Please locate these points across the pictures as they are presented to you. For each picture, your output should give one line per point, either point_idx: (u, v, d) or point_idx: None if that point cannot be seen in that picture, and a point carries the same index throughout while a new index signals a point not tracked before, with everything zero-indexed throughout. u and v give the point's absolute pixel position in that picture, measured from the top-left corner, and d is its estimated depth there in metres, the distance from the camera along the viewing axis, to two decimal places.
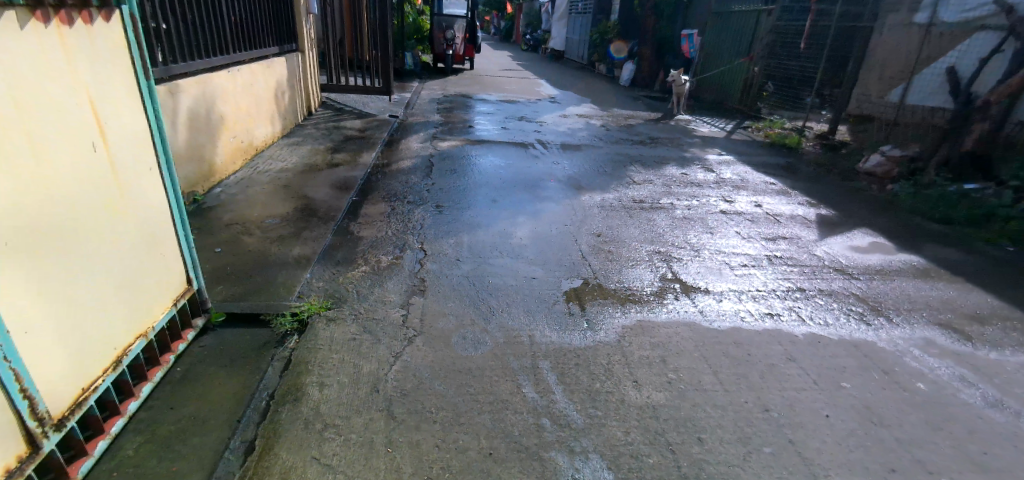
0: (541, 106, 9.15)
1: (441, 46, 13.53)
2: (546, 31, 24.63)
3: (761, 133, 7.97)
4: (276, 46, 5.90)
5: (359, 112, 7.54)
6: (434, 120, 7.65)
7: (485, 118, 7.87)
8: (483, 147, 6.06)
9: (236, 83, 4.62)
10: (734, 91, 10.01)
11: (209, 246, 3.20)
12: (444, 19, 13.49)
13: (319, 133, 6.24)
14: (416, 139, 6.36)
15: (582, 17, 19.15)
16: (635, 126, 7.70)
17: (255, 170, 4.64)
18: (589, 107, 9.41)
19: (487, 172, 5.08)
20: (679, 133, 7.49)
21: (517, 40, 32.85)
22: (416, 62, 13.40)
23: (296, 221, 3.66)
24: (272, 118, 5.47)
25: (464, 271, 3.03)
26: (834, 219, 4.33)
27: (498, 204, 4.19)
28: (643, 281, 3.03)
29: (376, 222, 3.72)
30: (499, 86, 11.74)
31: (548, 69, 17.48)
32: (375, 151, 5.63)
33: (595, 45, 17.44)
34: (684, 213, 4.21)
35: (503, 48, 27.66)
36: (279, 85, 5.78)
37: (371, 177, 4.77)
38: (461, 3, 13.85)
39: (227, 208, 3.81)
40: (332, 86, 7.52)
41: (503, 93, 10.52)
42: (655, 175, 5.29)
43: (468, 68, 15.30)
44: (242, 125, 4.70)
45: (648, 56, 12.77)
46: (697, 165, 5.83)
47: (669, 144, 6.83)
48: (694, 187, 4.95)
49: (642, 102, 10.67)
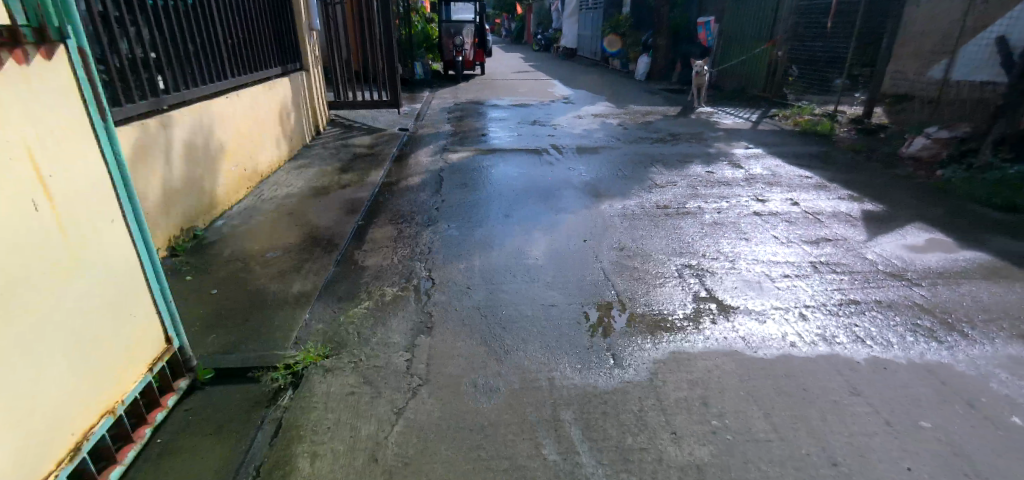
0: (555, 108, 8.86)
1: (451, 53, 13.35)
2: (558, 30, 24.29)
3: (790, 121, 7.52)
4: (279, 67, 5.77)
5: (368, 127, 7.38)
6: (445, 130, 7.43)
7: (497, 125, 7.62)
8: (496, 157, 5.80)
9: (236, 109, 4.47)
10: (757, 78, 9.54)
11: (206, 286, 3.03)
12: (453, 25, 13.31)
13: (327, 152, 6.08)
14: (426, 152, 6.14)
15: (593, 13, 18.77)
16: (655, 123, 7.34)
17: (259, 197, 4.48)
18: (605, 105, 9.08)
19: (500, 184, 4.82)
20: (702, 127, 7.10)
21: (528, 41, 32.56)
22: (426, 71, 13.25)
23: (299, 252, 3.46)
24: (277, 140, 5.32)
25: (475, 300, 2.78)
26: (882, 214, 3.93)
27: (512, 218, 3.92)
28: (674, 301, 2.73)
29: (382, 248, 3.49)
30: (512, 89, 11.48)
31: (562, 68, 17.16)
32: (384, 168, 5.43)
33: (608, 41, 17.05)
34: (714, 218, 3.87)
35: (515, 50, 27.40)
36: (284, 106, 5.64)
37: (378, 197, 4.56)
38: (468, 8, 13.65)
39: (228, 241, 3.65)
40: (339, 102, 7.37)
41: (515, 97, 10.27)
42: (679, 175, 4.95)
43: (479, 73, 15.09)
44: (244, 152, 4.54)
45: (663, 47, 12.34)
46: (724, 161, 5.46)
47: (692, 139, 6.47)
48: (723, 187, 4.60)
49: (660, 96, 10.28)
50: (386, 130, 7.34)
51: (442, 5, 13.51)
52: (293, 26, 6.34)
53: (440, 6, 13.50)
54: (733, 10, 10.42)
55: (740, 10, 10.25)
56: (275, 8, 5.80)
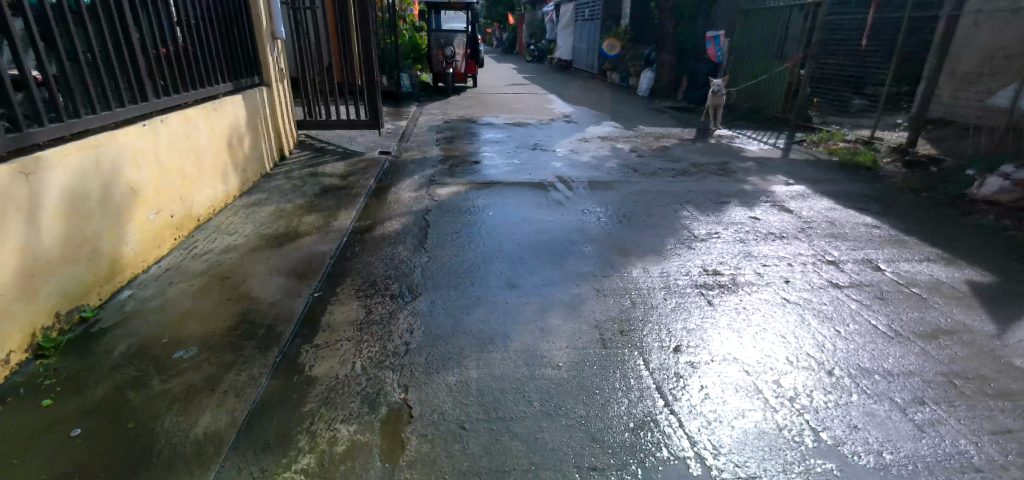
0: (556, 129, 7.99)
1: (441, 64, 12.46)
2: (552, 41, 23.59)
3: (822, 148, 6.73)
4: (230, 82, 4.79)
5: (343, 150, 6.41)
6: (432, 154, 6.49)
7: (493, 148, 6.69)
8: (492, 192, 4.86)
9: (161, 139, 3.49)
10: (775, 98, 8.87)
11: (70, 419, 2.07)
12: (444, 35, 12.41)
13: (288, 183, 5.10)
14: (409, 185, 5.17)
15: (590, 24, 18.07)
16: (672, 150, 6.49)
17: (189, 253, 3.49)
18: (611, 126, 8.22)
19: (499, 232, 3.88)
20: (726, 155, 6.25)
21: (520, 52, 31.83)
22: (414, 83, 12.30)
23: (222, 349, 2.48)
24: (223, 173, 4.34)
25: (472, 456, 1.81)
26: (995, 287, 3.03)
27: (520, 289, 2.98)
28: (773, 460, 1.79)
29: (342, 342, 2.52)
30: (507, 105, 10.60)
31: (558, 81, 16.38)
32: (357, 207, 4.46)
33: (607, 53, 16.32)
34: (782, 292, 2.94)
35: (507, 61, 26.60)
36: (235, 129, 4.66)
37: (344, 252, 3.58)
38: (461, 17, 12.67)
39: (127, 329, 2.68)
40: (308, 121, 6.43)
41: (511, 114, 9.37)
42: (718, 223, 4.03)
43: (471, 86, 14.21)
44: (171, 192, 3.56)
45: (668, 63, 11.51)
46: (765, 202, 4.56)
47: (719, 172, 5.60)
48: (778, 240, 3.68)
49: (668, 116, 9.46)
50: (364, 154, 6.37)
51: (432, 14, 12.49)
52: (252, 34, 5.39)
53: (430, 14, 12.47)
54: (746, 27, 9.78)
55: (755, 24, 9.56)
56: (226, 12, 4.84)
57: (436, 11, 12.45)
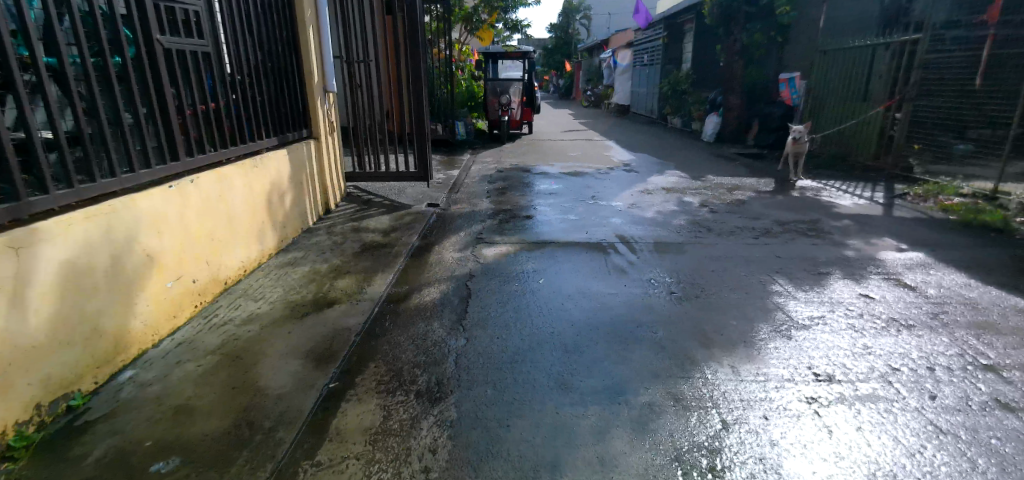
0: (615, 179, 7.47)
1: (496, 112, 12.31)
2: (609, 87, 23.39)
3: (931, 204, 5.86)
4: (274, 137, 4.60)
5: (389, 202, 6.15)
6: (482, 207, 6.11)
7: (547, 201, 6.23)
8: (545, 253, 4.37)
9: (192, 202, 3.25)
10: (864, 144, 8.08)
11: None
12: (500, 82, 12.32)
13: (328, 239, 4.82)
14: (454, 243, 4.76)
15: (649, 69, 17.72)
16: (749, 205, 5.79)
17: (208, 322, 3.13)
18: (675, 176, 7.61)
19: (551, 307, 3.35)
20: (813, 212, 5.49)
21: (577, 97, 31.94)
22: (468, 131, 12.24)
23: (210, 461, 2.04)
24: (260, 232, 4.09)
25: None
26: None
27: (574, 396, 2.42)
28: None
29: (351, 464, 2.02)
30: (562, 153, 10.23)
31: (615, 127, 15.97)
32: (395, 271, 4.08)
33: (667, 98, 15.83)
34: (926, 428, 2.24)
35: (564, 105, 26.61)
36: (276, 185, 4.43)
37: (373, 328, 3.16)
38: (517, 65, 12.80)
39: (114, 423, 2.27)
40: (356, 174, 6.21)
41: (567, 162, 8.96)
42: (819, 302, 3.45)
43: (526, 132, 14.03)
44: (196, 258, 3.26)
45: (738, 105, 10.86)
46: (875, 280, 3.80)
47: (809, 232, 4.84)
48: (899, 334, 3.04)
49: (739, 164, 8.73)
50: (410, 207, 6.08)
51: (489, 62, 12.77)
52: (301, 88, 5.24)
53: (487, 63, 12.75)
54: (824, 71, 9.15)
55: (836, 65, 8.88)
56: (274, 67, 4.68)
57: (493, 60, 12.71)
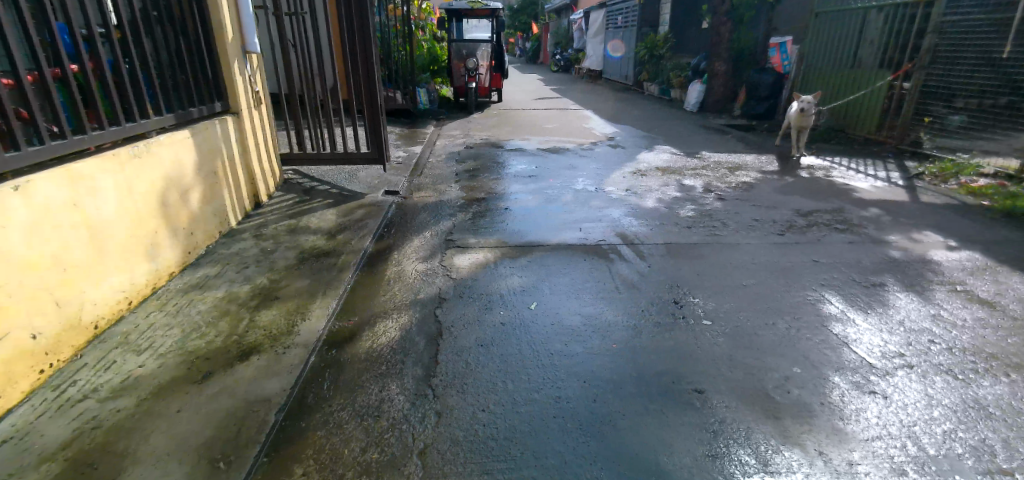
0: (602, 157, 6.65)
1: (463, 78, 11.21)
2: (579, 51, 22.30)
3: (955, 185, 5.21)
4: (171, 115, 3.53)
5: (336, 191, 5.12)
6: (452, 194, 5.17)
7: (526, 186, 5.33)
8: (532, 262, 3.49)
9: (8, 223, 2.23)
10: (863, 117, 7.59)
11: None
12: (466, 44, 11.23)
13: (254, 246, 3.81)
14: (417, 248, 3.82)
15: (624, 32, 16.77)
16: (759, 191, 5.09)
17: (58, 396, 2.26)
18: (667, 154, 6.83)
19: (551, 347, 2.50)
20: (833, 199, 4.83)
21: (545, 63, 30.71)
22: (432, 99, 11.11)
23: None
24: (151, 247, 3.12)
25: None
26: None
27: None
28: None
29: None
30: (538, 125, 9.30)
31: (590, 94, 15.06)
32: (341, 294, 3.15)
33: (644, 62, 15.03)
34: None
35: (532, 72, 25.40)
36: (174, 181, 3.40)
37: (303, 394, 2.26)
38: (485, 25, 11.43)
39: None
40: (295, 157, 5.11)
41: (545, 137, 8.06)
42: (890, 328, 2.63)
43: (496, 100, 12.96)
44: (34, 304, 2.32)
45: (722, 73, 10.22)
46: (941, 288, 3.08)
47: (838, 224, 4.12)
48: (1010, 379, 2.25)
49: (730, 138, 8.03)
50: (364, 196, 5.07)
51: (453, 22, 11.34)
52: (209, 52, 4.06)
53: (451, 23, 11.33)
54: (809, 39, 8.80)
55: (831, 28, 8.29)
56: (161, 21, 3.51)
57: (458, 19, 11.27)
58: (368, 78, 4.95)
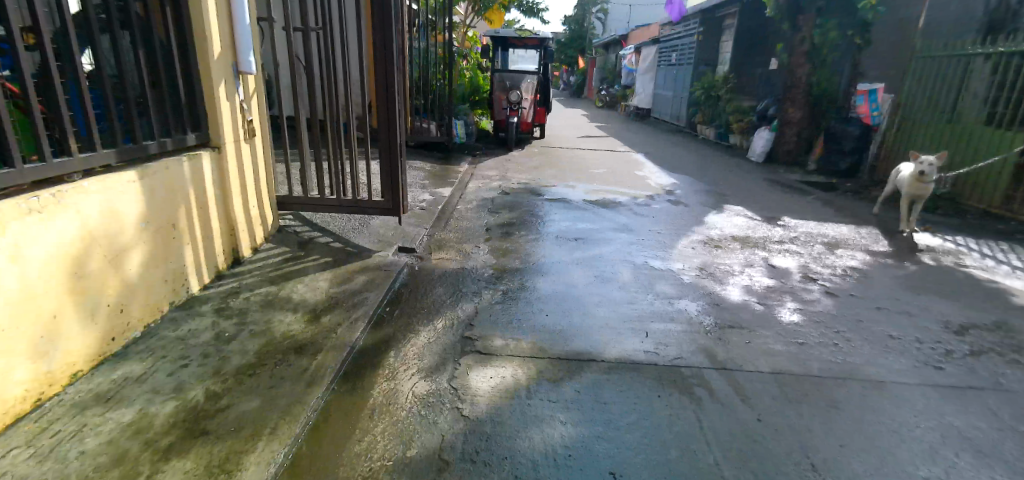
0: (663, 218, 5.59)
1: (504, 111, 10.31)
2: (627, 87, 21.48)
3: None
4: (112, 151, 2.57)
5: (339, 246, 4.19)
6: (483, 258, 4.21)
7: (574, 254, 4.30)
8: (584, 394, 2.42)
9: None
10: (985, 187, 6.47)
11: None
12: (510, 76, 10.48)
13: (209, 330, 2.81)
14: (423, 350, 2.78)
15: (679, 70, 15.87)
16: (879, 287, 3.97)
17: None
18: (742, 218, 5.74)
19: None
20: (985, 306, 3.69)
21: (589, 97, 30.03)
22: (468, 132, 10.29)
23: None
24: (41, 341, 2.13)
25: None
26: None
27: None
28: None
29: None
30: (584, 169, 8.34)
31: (638, 134, 14.08)
32: (303, 427, 2.15)
33: (701, 104, 14.04)
34: None
35: (576, 105, 24.67)
36: (97, 240, 2.40)
37: None
38: (531, 55, 10.84)
39: None
40: (291, 201, 4.20)
41: (593, 185, 7.07)
42: None
43: (538, 135, 12.09)
44: None
45: (797, 120, 9.33)
46: None
47: (1017, 357, 3.01)
48: None
49: (812, 200, 6.87)
50: (373, 254, 4.14)
51: (499, 51, 10.85)
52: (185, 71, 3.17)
53: (496, 51, 10.84)
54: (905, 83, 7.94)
55: (935, 75, 7.29)
56: (110, 25, 2.58)
57: (503, 48, 10.81)
58: (387, 111, 4.00)
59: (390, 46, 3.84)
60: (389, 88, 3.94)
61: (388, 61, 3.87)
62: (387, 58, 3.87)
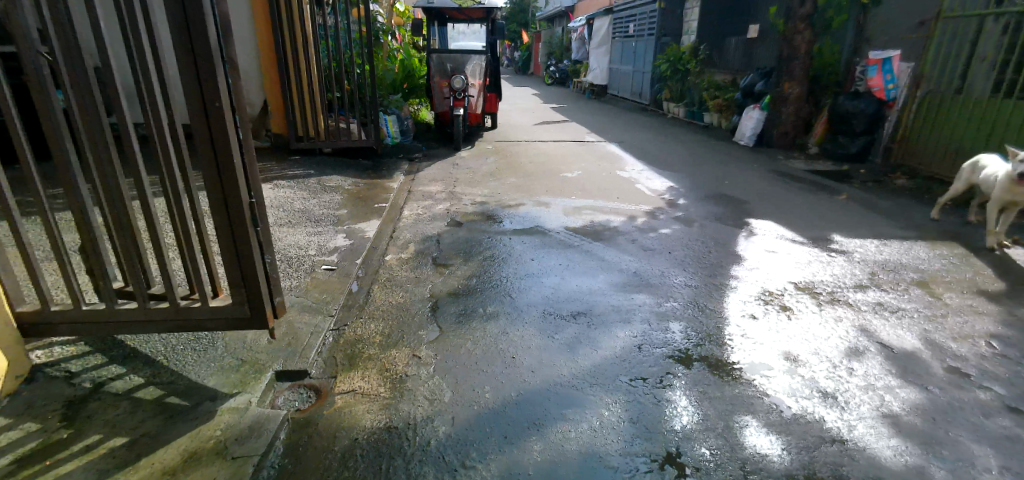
0: (683, 258, 3.99)
1: (447, 101, 8.40)
2: (579, 63, 19.77)
3: None
4: None
5: (147, 401, 2.31)
6: (433, 387, 2.46)
7: (587, 357, 2.66)
8: None
9: None
10: None
11: None
12: (451, 57, 8.63)
13: None
14: None
15: (638, 42, 14.29)
16: None
17: None
18: (782, 245, 4.25)
19: None
20: None
21: (535, 74, 28.12)
22: (405, 129, 8.33)
23: None
24: None
25: None
26: None
27: None
28: None
29: None
30: (554, 174, 6.65)
31: (601, 116, 12.49)
32: None
33: (667, 80, 12.57)
34: None
35: (525, 83, 22.77)
36: None
37: None
38: (476, 30, 8.90)
39: None
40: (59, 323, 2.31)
41: (572, 201, 5.40)
42: None
43: (489, 126, 10.26)
44: None
45: (796, 97, 8.10)
46: None
47: None
48: None
49: (846, 205, 5.46)
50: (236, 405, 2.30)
51: (435, 25, 8.84)
52: None
53: (432, 26, 8.83)
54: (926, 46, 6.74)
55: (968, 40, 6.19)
56: None
57: (440, 22, 8.82)
58: (210, 131, 2.09)
59: (193, 1, 1.91)
60: (210, 86, 2.03)
61: (194, 32, 1.95)
62: (194, 26, 1.94)
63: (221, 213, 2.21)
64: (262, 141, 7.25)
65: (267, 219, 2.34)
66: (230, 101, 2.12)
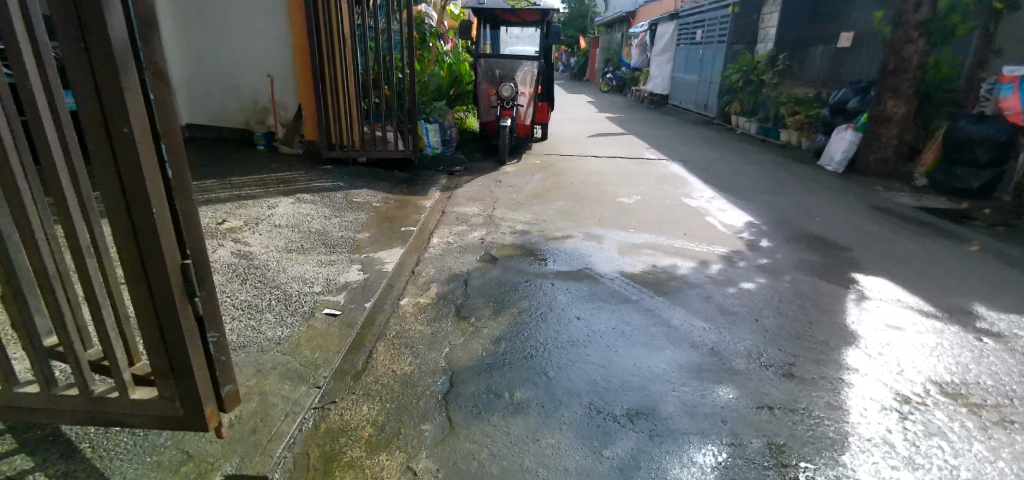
0: (774, 333, 3.12)
1: (494, 111, 7.75)
2: (638, 71, 18.74)
3: None
4: None
5: None
6: None
7: None
8: None
9: None
10: None
11: None
12: (501, 62, 7.97)
13: None
14: None
15: (705, 51, 13.21)
16: None
17: None
18: (905, 323, 3.34)
19: None
20: None
21: (591, 80, 27.14)
22: (447, 139, 7.74)
23: None
24: None
25: None
26: None
27: None
28: None
29: None
30: (608, 199, 5.84)
31: (661, 129, 11.50)
32: None
33: (738, 94, 11.44)
34: None
35: (579, 90, 21.92)
36: None
37: None
38: (529, 34, 8.20)
39: None
40: None
41: (627, 237, 4.60)
42: None
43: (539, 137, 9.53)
44: None
45: (900, 119, 6.94)
46: None
47: None
48: None
49: (978, 260, 4.37)
50: None
51: (485, 28, 8.19)
52: None
53: (482, 29, 8.18)
54: None
55: None
56: None
57: (491, 26, 8.15)
58: (118, 168, 1.46)
59: None
60: (115, 110, 1.41)
61: (88, 28, 1.34)
62: (87, 21, 1.33)
63: (138, 279, 1.57)
64: (295, 148, 6.80)
65: (211, 282, 1.72)
66: (152, 127, 1.50)
